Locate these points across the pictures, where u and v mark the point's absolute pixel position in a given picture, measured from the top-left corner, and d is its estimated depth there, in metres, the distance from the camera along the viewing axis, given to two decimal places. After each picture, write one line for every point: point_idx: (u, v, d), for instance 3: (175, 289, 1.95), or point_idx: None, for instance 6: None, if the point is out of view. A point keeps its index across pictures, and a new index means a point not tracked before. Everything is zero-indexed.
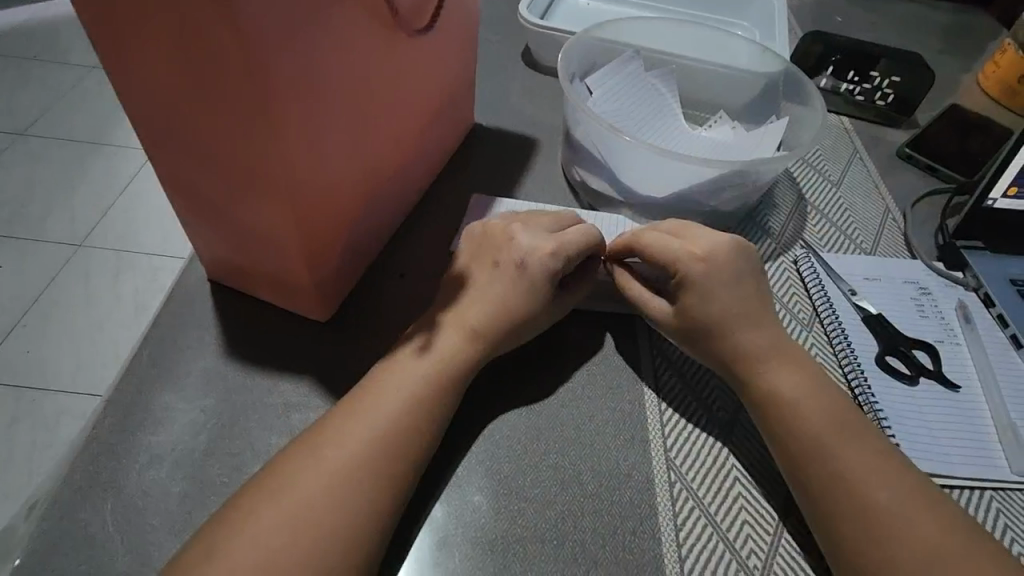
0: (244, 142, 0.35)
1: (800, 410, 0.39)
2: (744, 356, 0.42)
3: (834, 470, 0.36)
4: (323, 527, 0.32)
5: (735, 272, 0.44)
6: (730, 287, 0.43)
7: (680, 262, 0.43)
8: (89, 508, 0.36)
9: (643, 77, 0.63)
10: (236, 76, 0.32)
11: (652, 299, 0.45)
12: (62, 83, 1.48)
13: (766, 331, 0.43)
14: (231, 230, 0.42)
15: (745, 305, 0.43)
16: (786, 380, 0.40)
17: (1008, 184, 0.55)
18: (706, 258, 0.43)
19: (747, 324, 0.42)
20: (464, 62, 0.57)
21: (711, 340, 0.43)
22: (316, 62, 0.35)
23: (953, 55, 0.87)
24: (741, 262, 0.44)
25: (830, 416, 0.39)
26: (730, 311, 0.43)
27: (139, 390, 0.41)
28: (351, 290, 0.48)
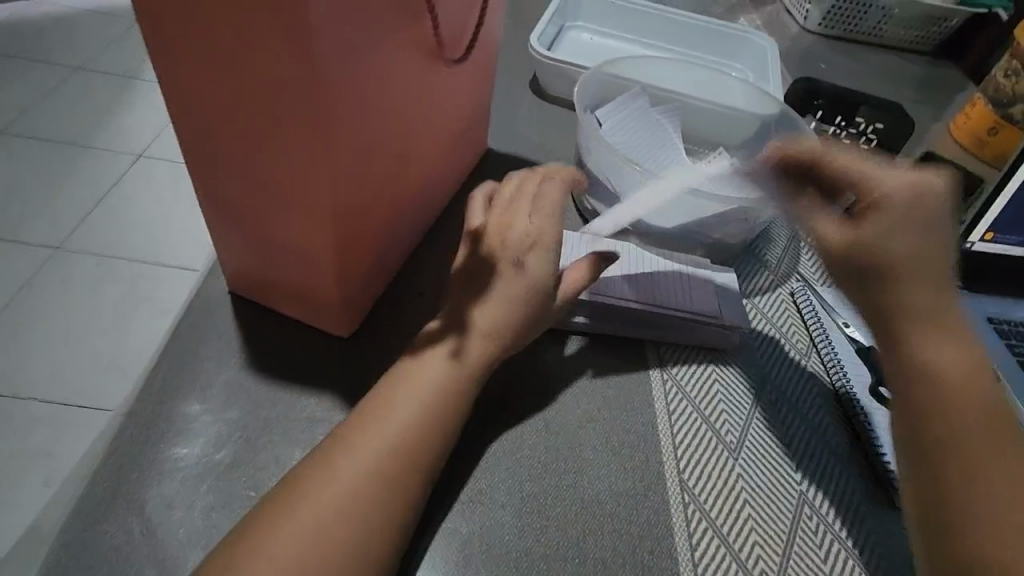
0: (293, 152, 0.36)
1: (924, 305, 0.37)
2: (895, 266, 0.37)
3: (942, 421, 0.35)
4: (349, 537, 0.33)
5: (928, 215, 0.38)
6: (922, 228, 0.38)
7: (877, 181, 0.39)
8: (110, 520, 0.35)
9: (651, 114, 0.66)
10: (293, 86, 0.33)
11: (822, 213, 0.41)
12: (45, 83, 1.45)
13: (937, 296, 0.37)
14: (261, 238, 0.42)
15: (931, 258, 0.38)
16: (946, 351, 0.36)
17: (985, 229, 0.59)
18: (909, 198, 0.38)
19: (921, 282, 0.37)
20: (482, 90, 0.59)
21: (858, 242, 0.38)
22: (363, 81, 0.37)
23: (926, 105, 0.94)
24: (933, 202, 0.39)
25: (987, 400, 0.35)
26: (912, 251, 0.37)
27: (161, 401, 0.41)
28: (371, 306, 0.49)
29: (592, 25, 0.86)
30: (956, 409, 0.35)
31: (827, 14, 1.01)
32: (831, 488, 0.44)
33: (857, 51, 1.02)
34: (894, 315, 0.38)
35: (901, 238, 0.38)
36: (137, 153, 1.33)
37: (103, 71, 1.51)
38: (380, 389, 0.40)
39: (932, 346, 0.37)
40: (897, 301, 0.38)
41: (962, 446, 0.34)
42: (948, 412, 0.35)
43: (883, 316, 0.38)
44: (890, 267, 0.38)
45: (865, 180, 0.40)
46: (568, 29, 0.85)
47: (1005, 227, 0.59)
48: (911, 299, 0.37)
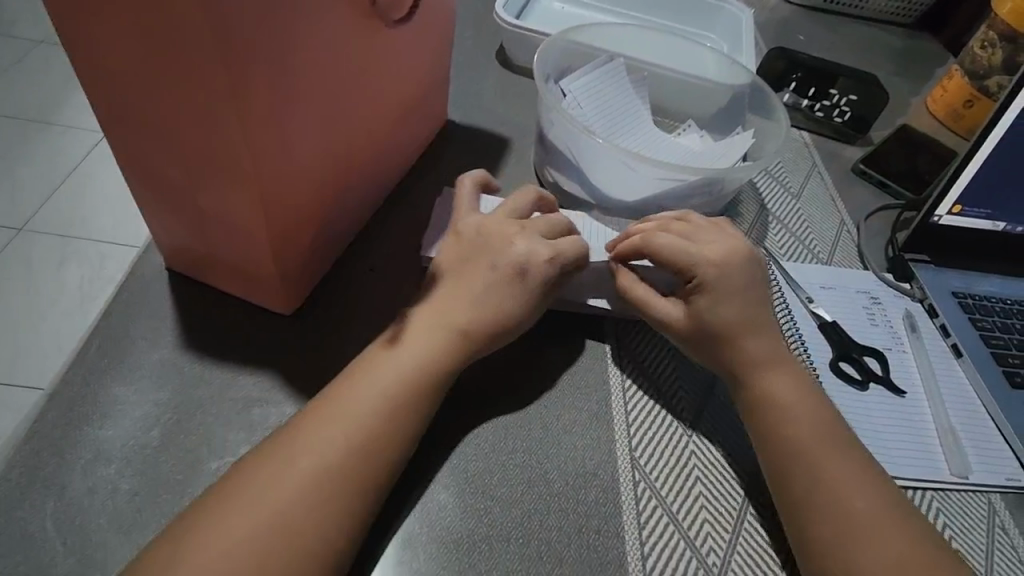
0: (212, 125, 0.34)
1: (787, 409, 0.41)
2: (753, 363, 0.43)
3: (813, 476, 0.38)
4: (281, 526, 0.32)
5: (745, 283, 0.45)
6: (744, 298, 0.44)
7: (693, 263, 0.44)
8: (28, 507, 0.34)
9: (616, 83, 0.63)
10: (204, 54, 0.31)
11: (657, 299, 0.45)
12: (4, 57, 1.40)
13: (769, 342, 0.44)
14: (192, 214, 0.40)
15: (755, 310, 0.44)
16: (783, 381, 0.42)
17: (954, 202, 0.58)
18: (721, 268, 0.44)
19: (774, 371, 0.43)
20: (439, 56, 0.56)
21: (718, 345, 0.44)
22: (289, 54, 0.35)
23: (904, 78, 0.92)
24: (752, 274, 0.45)
25: (817, 424, 0.41)
26: (738, 320, 0.43)
27: (87, 382, 0.39)
28: (317, 282, 0.47)
29: None
30: (826, 469, 0.39)
31: None
32: None
33: (836, 23, 0.99)
34: (768, 418, 0.41)
35: (734, 331, 0.43)
36: (100, 130, 1.28)
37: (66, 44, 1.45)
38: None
39: (789, 412, 0.41)
40: (768, 398, 0.42)
41: (838, 504, 0.37)
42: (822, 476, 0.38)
43: (746, 384, 0.43)
44: (728, 334, 0.43)
45: (688, 261, 0.44)
46: None
47: (971, 200, 0.58)
48: (749, 351, 0.43)
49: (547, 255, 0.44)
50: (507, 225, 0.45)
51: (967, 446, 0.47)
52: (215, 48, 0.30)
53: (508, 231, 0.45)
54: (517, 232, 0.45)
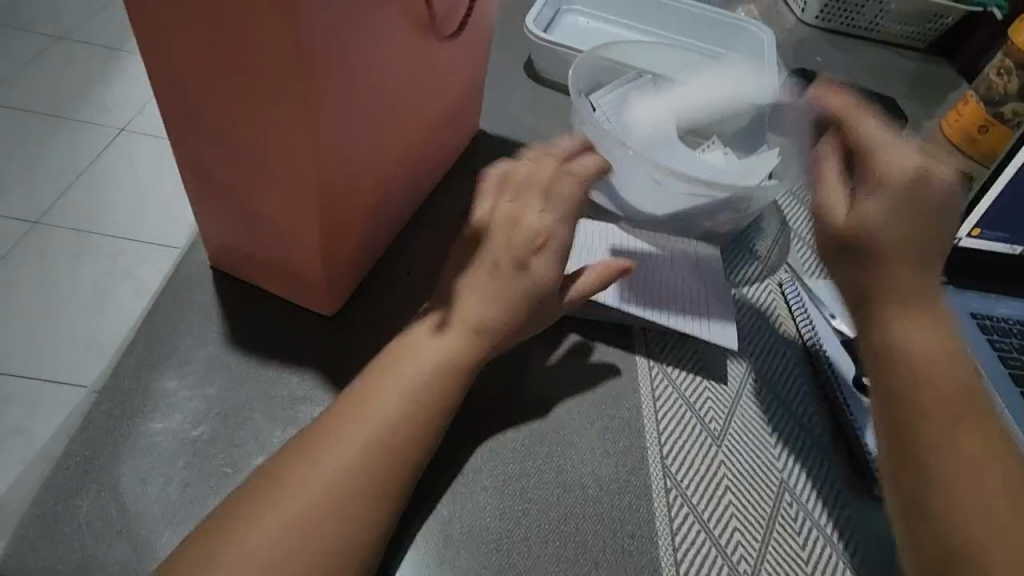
0: (279, 130, 0.35)
1: (917, 358, 0.40)
2: (876, 285, 0.42)
3: (933, 446, 0.37)
4: (321, 526, 0.33)
5: (927, 206, 0.42)
6: (921, 221, 0.42)
7: (877, 147, 0.43)
8: (83, 496, 0.35)
9: (644, 99, 0.65)
10: (280, 63, 0.32)
11: (835, 176, 0.45)
12: (28, 53, 1.41)
13: (928, 309, 0.42)
14: (244, 214, 0.41)
15: (920, 239, 0.42)
16: (921, 335, 0.41)
17: (973, 225, 0.59)
18: (906, 172, 0.42)
19: (923, 325, 0.41)
20: (476, 68, 0.58)
21: (865, 266, 0.43)
22: (355, 66, 0.36)
23: (918, 102, 0.94)
24: (930, 203, 0.42)
25: (959, 384, 0.39)
26: (897, 237, 0.42)
27: (137, 375, 0.40)
28: (357, 285, 0.48)
29: (589, 9, 0.85)
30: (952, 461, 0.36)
31: (823, 8, 1.00)
32: (812, 475, 0.44)
33: (853, 46, 1.01)
34: (890, 363, 0.40)
35: (881, 251, 0.42)
36: (121, 128, 1.30)
37: (89, 42, 1.47)
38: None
39: (933, 374, 0.39)
40: (898, 355, 0.40)
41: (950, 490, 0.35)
42: (945, 434, 0.37)
43: (871, 299, 0.42)
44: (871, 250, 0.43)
45: (871, 146, 0.43)
46: (564, 12, 0.84)
47: (989, 223, 0.59)
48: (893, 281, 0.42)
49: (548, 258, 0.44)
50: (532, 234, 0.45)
51: None
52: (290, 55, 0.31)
53: (512, 232, 0.45)
54: (544, 242, 0.44)
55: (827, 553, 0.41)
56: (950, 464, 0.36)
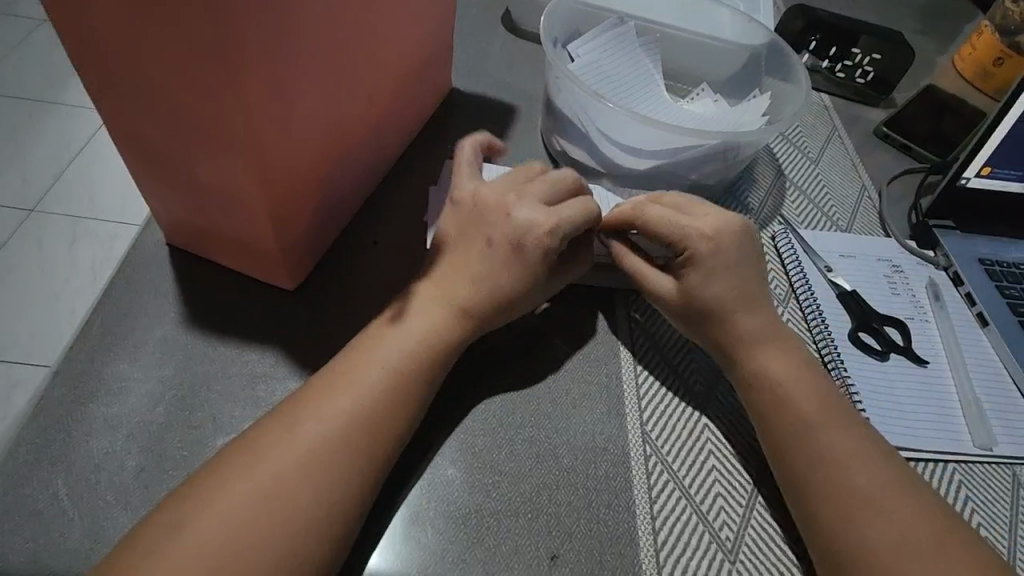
0: (207, 97, 0.33)
1: (774, 366, 0.41)
2: (742, 339, 0.42)
3: (817, 454, 0.37)
4: (287, 512, 0.31)
5: (737, 255, 0.43)
6: (736, 270, 0.43)
7: (685, 237, 0.43)
8: (37, 484, 0.34)
9: (626, 47, 0.61)
10: (195, 23, 0.29)
11: (654, 275, 0.44)
12: (10, 38, 1.38)
13: (762, 317, 0.43)
14: (188, 188, 0.39)
15: (746, 285, 0.43)
16: (754, 317, 0.43)
17: (982, 163, 0.55)
18: (714, 245, 0.43)
19: (770, 349, 0.42)
20: (441, 20, 0.54)
21: (706, 321, 0.43)
22: (286, 21, 0.33)
23: (930, 36, 0.88)
24: (740, 244, 0.44)
25: (804, 378, 0.40)
26: (729, 292, 0.43)
27: (91, 359, 0.39)
28: (320, 256, 0.46)
29: None
30: (827, 446, 0.37)
31: None
32: None
33: None
34: (771, 404, 0.40)
35: (707, 250, 0.43)
36: None
37: None
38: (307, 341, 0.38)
39: (797, 403, 0.39)
40: (763, 378, 0.41)
41: (841, 483, 0.36)
42: (828, 453, 0.37)
43: (725, 325, 0.42)
44: (725, 322, 0.42)
45: (678, 236, 0.43)
46: None
47: (1002, 161, 0.55)
48: (740, 323, 0.42)
49: (546, 223, 0.41)
50: (506, 196, 0.43)
51: (991, 418, 0.46)
52: (205, 20, 0.29)
53: (506, 200, 0.43)
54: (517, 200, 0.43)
55: None
56: (840, 470, 0.36)
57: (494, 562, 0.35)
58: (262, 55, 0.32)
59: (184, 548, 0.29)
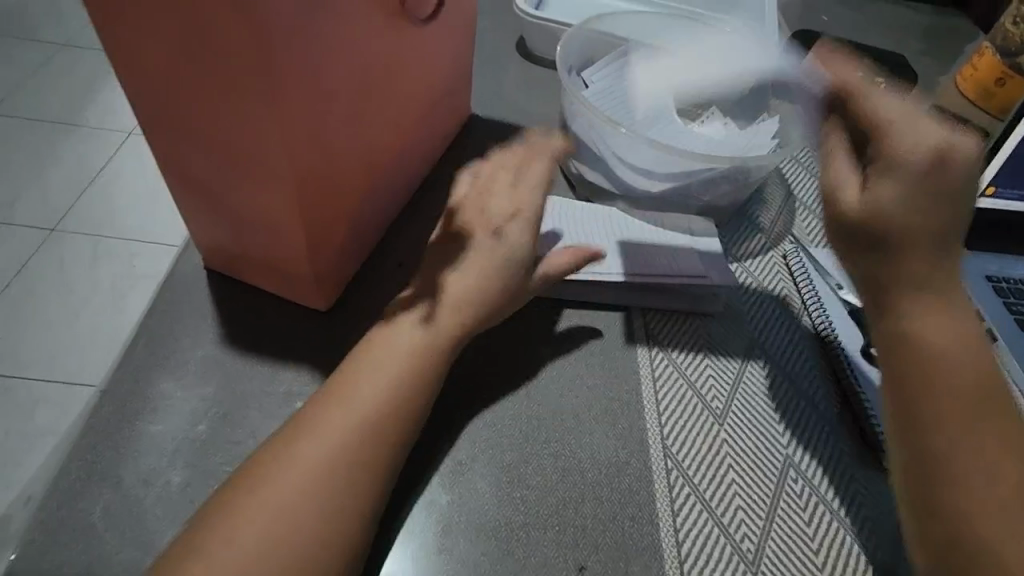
0: (255, 129, 0.35)
1: (939, 340, 0.33)
2: (909, 279, 0.34)
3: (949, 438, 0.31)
4: (334, 521, 0.33)
5: (954, 185, 0.34)
6: (935, 204, 0.34)
7: (891, 141, 0.34)
8: (88, 498, 0.35)
9: (638, 74, 0.63)
10: (246, 64, 0.32)
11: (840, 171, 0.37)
12: (34, 63, 1.42)
13: (929, 261, 0.34)
14: (229, 214, 0.41)
15: (934, 230, 0.34)
16: (919, 259, 0.34)
17: (987, 184, 0.57)
18: (927, 168, 0.33)
19: (936, 314, 0.34)
20: (462, 50, 0.56)
21: (887, 265, 0.35)
22: (325, 58, 0.36)
23: (933, 57, 0.90)
24: (959, 172, 0.34)
25: (963, 358, 0.33)
26: (919, 226, 0.34)
27: (135, 378, 0.41)
28: (349, 278, 0.48)
29: None
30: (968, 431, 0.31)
31: None
32: (816, 449, 0.43)
33: (862, 4, 0.97)
34: (929, 371, 0.32)
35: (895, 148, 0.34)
36: (128, 132, 1.31)
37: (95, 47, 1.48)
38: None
39: (958, 375, 0.32)
40: (911, 335, 0.34)
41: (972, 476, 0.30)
42: (970, 435, 0.31)
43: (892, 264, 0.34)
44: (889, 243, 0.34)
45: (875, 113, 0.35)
46: None
47: (1006, 181, 0.57)
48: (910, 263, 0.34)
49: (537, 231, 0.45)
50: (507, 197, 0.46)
51: None
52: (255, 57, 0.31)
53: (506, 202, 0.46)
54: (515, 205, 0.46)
55: (836, 526, 0.40)
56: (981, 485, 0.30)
57: (525, 573, 0.36)
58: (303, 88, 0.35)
59: (233, 558, 0.31)
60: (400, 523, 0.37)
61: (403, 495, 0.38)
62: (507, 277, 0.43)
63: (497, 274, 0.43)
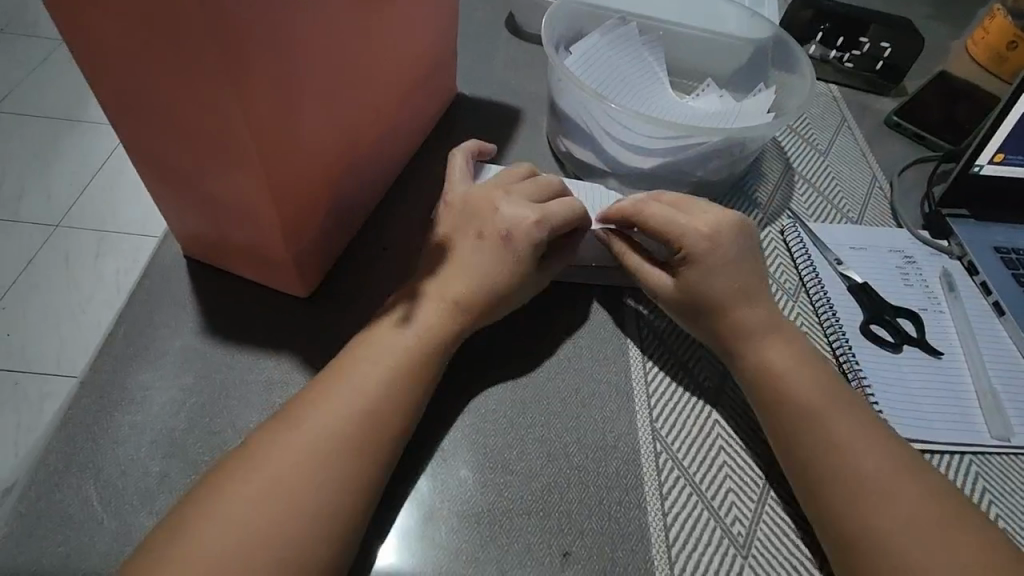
0: (220, 125, 0.34)
1: (790, 378, 0.40)
2: (742, 331, 0.42)
3: (838, 469, 0.36)
4: (308, 511, 0.32)
5: (735, 251, 0.43)
6: (733, 266, 0.43)
7: (681, 234, 0.43)
8: (66, 490, 0.35)
9: (629, 46, 0.61)
10: (206, 57, 0.31)
11: (647, 267, 0.45)
12: (32, 58, 1.42)
13: (762, 310, 0.43)
14: (203, 204, 0.41)
15: (744, 280, 0.43)
16: (750, 311, 0.42)
17: (995, 150, 0.54)
18: (709, 239, 0.43)
19: (774, 341, 0.42)
20: (443, 26, 0.54)
21: (710, 316, 0.43)
22: (292, 50, 0.35)
23: (942, 21, 0.86)
24: (739, 242, 0.44)
25: (818, 391, 0.39)
26: (730, 288, 0.42)
27: (114, 369, 0.40)
28: (331, 265, 0.47)
29: None
30: (846, 461, 0.36)
31: None
32: None
33: None
34: (784, 405, 0.39)
35: (702, 251, 0.43)
36: None
37: None
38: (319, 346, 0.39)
39: (816, 410, 0.38)
40: (766, 373, 0.40)
41: (858, 499, 0.35)
42: (853, 468, 0.36)
43: (716, 313, 0.42)
44: (725, 311, 0.42)
45: (677, 230, 0.43)
46: None
47: (1015, 146, 0.54)
48: (742, 320, 0.42)
49: (533, 218, 0.43)
50: (492, 191, 0.45)
51: (1007, 407, 0.45)
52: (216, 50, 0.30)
53: (493, 195, 0.45)
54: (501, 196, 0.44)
55: None
56: (874, 511, 0.34)
57: (507, 560, 0.35)
58: (269, 83, 0.34)
59: (197, 549, 0.30)
60: (382, 511, 0.37)
61: (385, 483, 0.38)
62: (503, 265, 0.42)
63: (487, 256, 0.42)
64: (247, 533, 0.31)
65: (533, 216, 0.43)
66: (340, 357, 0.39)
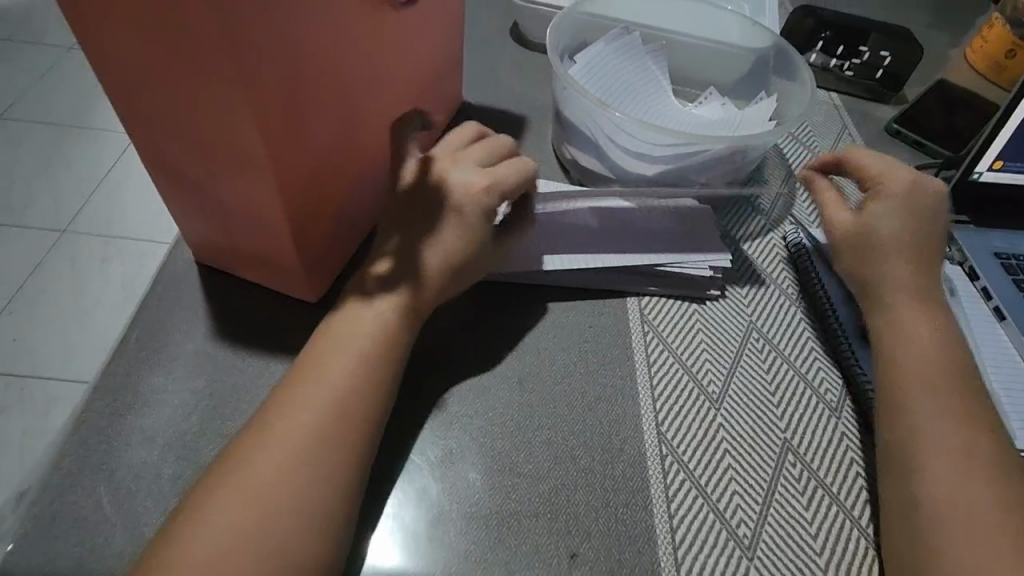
0: (235, 131, 0.35)
1: (918, 341, 0.43)
2: (893, 287, 0.45)
3: (918, 433, 0.39)
4: (317, 513, 0.32)
5: (921, 206, 0.48)
6: (918, 217, 0.48)
7: (886, 175, 0.49)
8: (81, 491, 0.36)
9: (632, 55, 0.61)
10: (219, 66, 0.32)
11: (836, 206, 0.50)
12: (40, 65, 1.44)
13: (917, 273, 0.46)
14: (215, 209, 0.41)
15: (919, 235, 0.47)
16: (898, 271, 0.46)
17: (994, 157, 0.55)
18: (908, 187, 0.48)
19: (917, 300, 0.45)
20: (449, 35, 0.55)
21: (863, 264, 0.47)
22: (302, 57, 0.36)
23: (941, 30, 0.87)
24: (925, 201, 0.48)
25: (935, 354, 0.42)
26: (898, 239, 0.47)
27: (127, 372, 0.41)
28: (339, 270, 0.48)
29: None
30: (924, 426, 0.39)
31: None
32: (819, 433, 0.43)
33: None
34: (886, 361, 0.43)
35: (906, 195, 0.48)
36: None
37: None
38: (321, 341, 0.39)
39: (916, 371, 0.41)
40: (896, 329, 0.44)
41: (929, 460, 0.38)
42: (928, 432, 0.39)
43: (872, 261, 0.47)
44: (879, 258, 0.46)
45: (879, 172, 0.49)
46: None
47: (1014, 154, 0.55)
48: (890, 272, 0.46)
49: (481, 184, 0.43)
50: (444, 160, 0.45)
51: (1009, 411, 0.46)
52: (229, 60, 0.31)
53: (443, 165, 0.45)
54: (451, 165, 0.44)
55: (834, 511, 0.39)
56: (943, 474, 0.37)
57: (516, 561, 0.36)
58: (280, 90, 0.35)
59: (211, 548, 0.31)
60: (389, 514, 0.37)
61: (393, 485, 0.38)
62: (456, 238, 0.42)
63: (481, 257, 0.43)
64: (259, 533, 0.31)
65: (482, 181, 0.43)
66: (312, 344, 0.39)
